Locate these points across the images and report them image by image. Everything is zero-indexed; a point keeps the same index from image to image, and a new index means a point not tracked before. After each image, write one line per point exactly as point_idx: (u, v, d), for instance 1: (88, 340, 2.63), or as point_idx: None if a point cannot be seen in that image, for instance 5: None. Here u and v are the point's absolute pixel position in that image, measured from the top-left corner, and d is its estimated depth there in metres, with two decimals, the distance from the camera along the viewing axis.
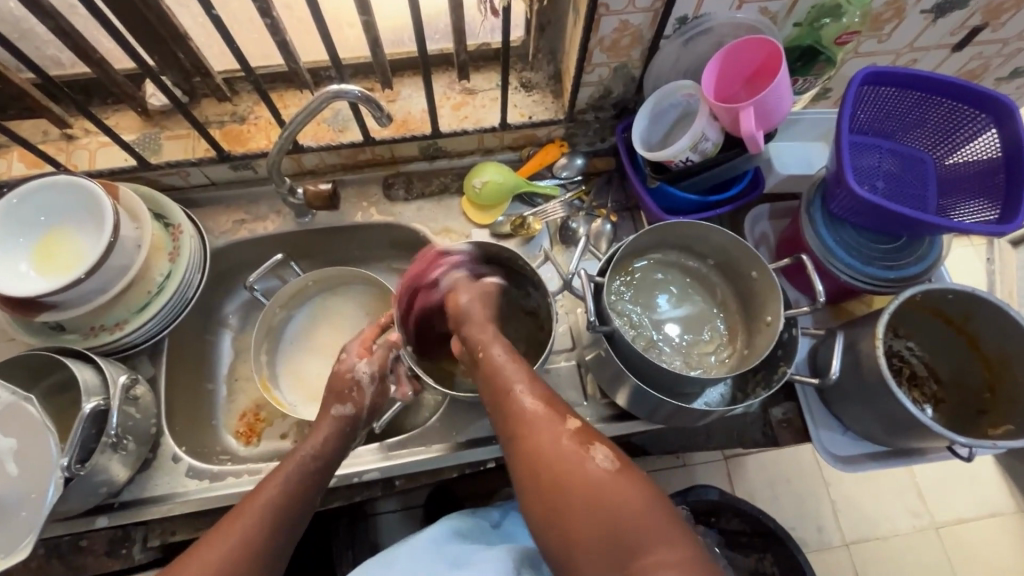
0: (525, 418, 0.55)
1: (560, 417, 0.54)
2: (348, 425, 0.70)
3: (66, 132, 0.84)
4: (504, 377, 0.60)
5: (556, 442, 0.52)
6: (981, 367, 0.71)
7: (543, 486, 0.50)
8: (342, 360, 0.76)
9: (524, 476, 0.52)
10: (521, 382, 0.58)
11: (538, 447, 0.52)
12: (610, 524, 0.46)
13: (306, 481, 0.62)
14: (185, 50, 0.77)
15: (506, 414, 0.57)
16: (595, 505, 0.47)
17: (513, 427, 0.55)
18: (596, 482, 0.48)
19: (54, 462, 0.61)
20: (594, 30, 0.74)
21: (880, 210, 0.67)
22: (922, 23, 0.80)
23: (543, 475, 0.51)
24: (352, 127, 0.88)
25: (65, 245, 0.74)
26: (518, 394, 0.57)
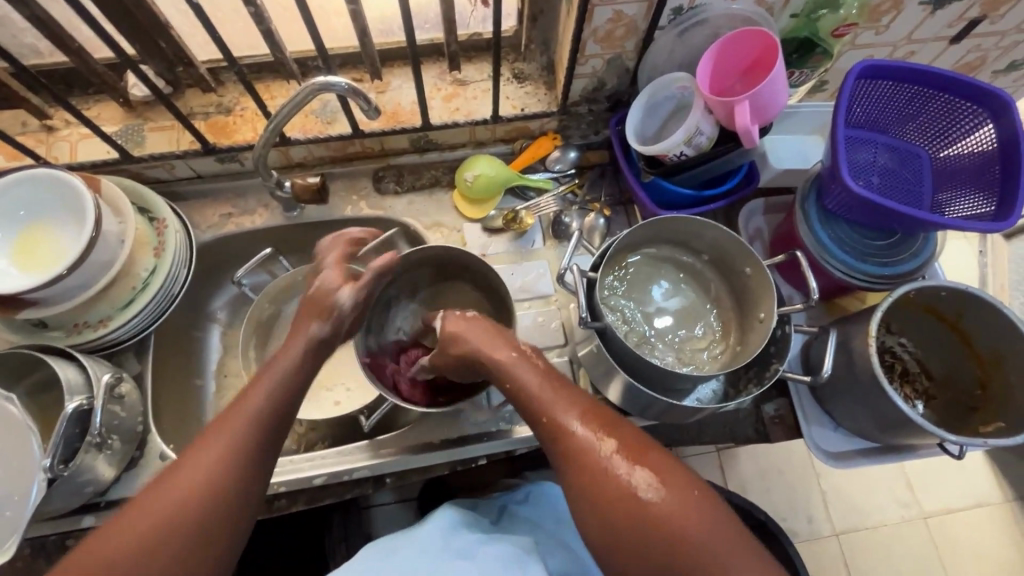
0: (575, 446, 0.56)
1: (608, 439, 0.55)
2: (323, 345, 0.67)
3: (46, 123, 0.82)
4: (542, 403, 0.59)
5: (612, 468, 0.54)
6: (974, 364, 0.71)
7: (602, 511, 0.53)
8: (322, 282, 0.70)
9: (585, 504, 0.54)
10: (561, 404, 0.59)
11: (597, 476, 0.54)
12: (679, 546, 0.50)
13: (241, 451, 0.56)
14: (167, 39, 0.75)
15: (553, 442, 0.58)
16: (662, 529, 0.51)
17: (561, 453, 0.57)
18: (657, 508, 0.51)
19: (37, 463, 0.60)
20: (587, 21, 0.72)
21: (875, 206, 0.67)
22: (920, 15, 0.79)
23: (601, 501, 0.53)
24: (340, 119, 0.86)
25: (44, 240, 0.72)
26: (562, 421, 0.58)
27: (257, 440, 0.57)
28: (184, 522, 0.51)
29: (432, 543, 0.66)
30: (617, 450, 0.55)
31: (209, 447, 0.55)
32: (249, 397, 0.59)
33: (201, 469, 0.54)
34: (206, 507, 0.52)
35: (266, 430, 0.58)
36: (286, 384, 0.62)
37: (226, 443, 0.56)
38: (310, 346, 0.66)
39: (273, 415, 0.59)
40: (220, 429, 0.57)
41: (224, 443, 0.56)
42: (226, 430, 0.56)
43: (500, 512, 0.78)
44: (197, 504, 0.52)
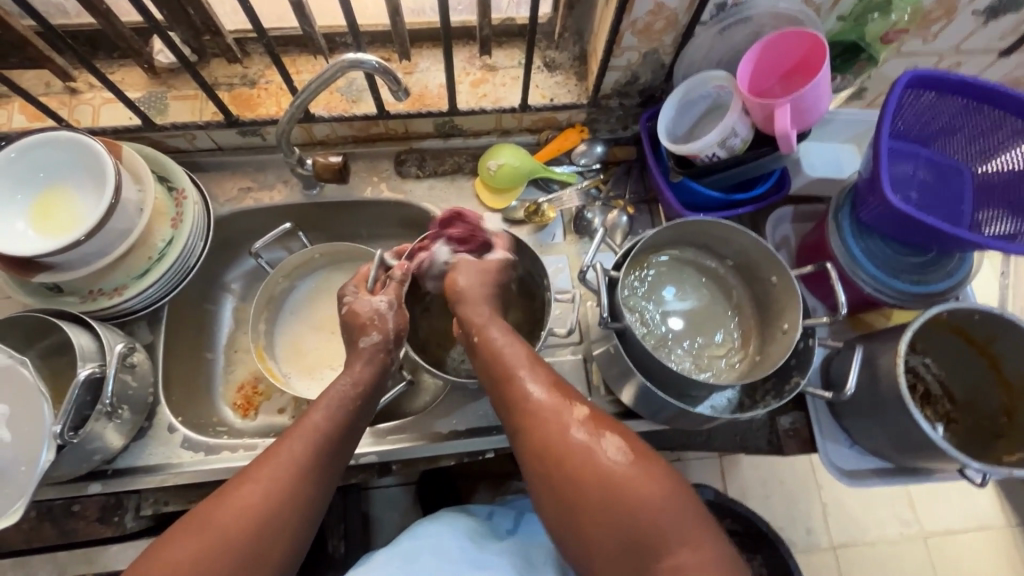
0: (533, 412, 0.57)
1: (570, 408, 0.56)
2: (377, 352, 0.68)
3: (69, 85, 0.81)
4: (503, 367, 0.61)
5: (564, 434, 0.54)
6: (1000, 389, 0.69)
7: (564, 484, 0.53)
8: (353, 301, 0.72)
9: (537, 465, 0.55)
10: (519, 368, 0.60)
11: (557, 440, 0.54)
12: (637, 520, 0.50)
13: (275, 499, 0.54)
14: (196, 6, 0.74)
15: (505, 408, 0.59)
16: (607, 494, 0.51)
17: (526, 421, 0.57)
18: (618, 477, 0.51)
19: (47, 428, 0.59)
20: (627, 12, 0.70)
21: (912, 222, 0.64)
22: (972, 24, 0.76)
23: (561, 470, 0.53)
24: (366, 99, 0.84)
25: (63, 204, 0.71)
26: (521, 384, 0.59)
27: (296, 498, 0.55)
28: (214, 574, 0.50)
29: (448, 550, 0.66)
30: (580, 419, 0.55)
31: (239, 494, 0.54)
32: (287, 443, 0.58)
33: (230, 519, 0.52)
34: (229, 552, 0.51)
35: (303, 482, 0.56)
36: (336, 424, 0.61)
37: (264, 491, 0.54)
38: (366, 360, 0.67)
39: (312, 470, 0.58)
40: (255, 475, 0.55)
41: (259, 495, 0.54)
42: (264, 480, 0.55)
43: (515, 521, 0.75)
44: (227, 554, 0.51)
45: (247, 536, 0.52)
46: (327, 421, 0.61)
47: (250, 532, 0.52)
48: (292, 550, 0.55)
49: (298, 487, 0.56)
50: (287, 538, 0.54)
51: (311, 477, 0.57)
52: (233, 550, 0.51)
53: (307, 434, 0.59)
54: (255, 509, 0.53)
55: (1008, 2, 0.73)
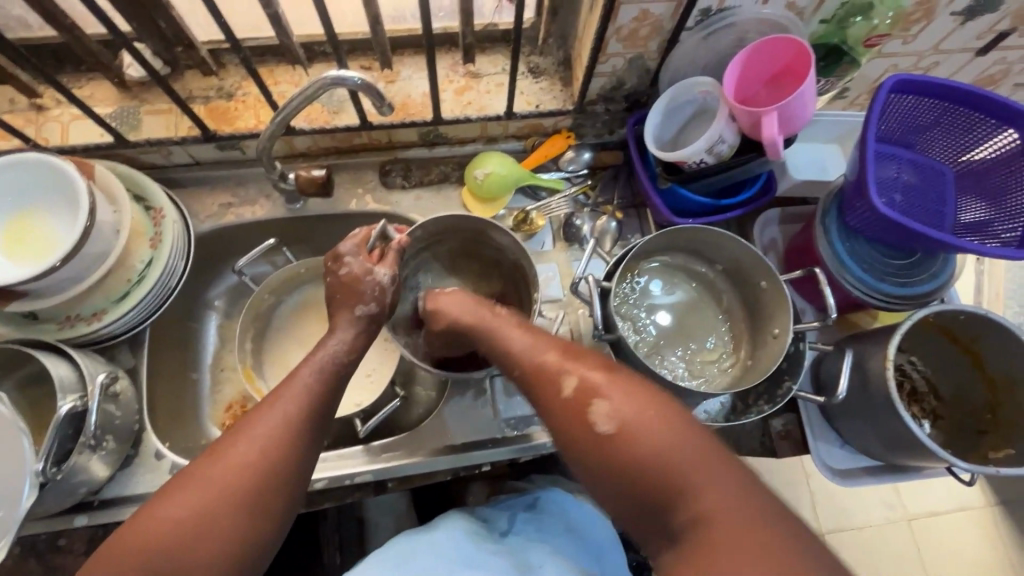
0: (535, 373, 0.56)
1: (572, 369, 0.54)
2: (369, 324, 0.68)
3: (35, 101, 0.77)
4: (530, 356, 0.58)
5: (573, 396, 0.52)
6: (984, 385, 0.70)
7: (569, 441, 0.52)
8: (353, 264, 0.69)
9: (558, 430, 0.53)
10: (538, 350, 0.58)
11: (569, 400, 0.52)
12: (645, 470, 0.47)
13: (272, 455, 0.53)
14: (168, 18, 0.71)
15: (542, 404, 0.55)
16: (622, 447, 0.49)
17: (530, 387, 0.56)
18: (622, 431, 0.49)
19: (28, 466, 0.57)
20: (612, 19, 0.69)
21: (897, 226, 0.65)
22: (950, 25, 0.77)
23: (565, 431, 0.52)
24: (348, 109, 0.82)
25: (34, 229, 0.69)
26: (531, 355, 0.58)
27: (291, 452, 0.54)
28: (216, 529, 0.49)
29: (434, 547, 0.66)
30: (585, 373, 0.53)
31: (232, 452, 0.52)
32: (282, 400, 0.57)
33: (224, 476, 0.51)
34: (228, 510, 0.50)
35: (297, 433, 0.56)
36: (323, 381, 0.61)
37: (260, 447, 0.53)
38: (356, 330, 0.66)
39: (307, 424, 0.57)
40: (249, 435, 0.54)
41: (253, 451, 0.53)
42: (252, 438, 0.54)
43: (510, 522, 0.76)
44: (227, 510, 0.50)
45: (242, 491, 0.51)
46: (314, 374, 0.60)
47: (247, 490, 0.51)
48: (293, 497, 0.54)
49: (293, 438, 0.55)
50: (287, 486, 0.54)
51: (306, 430, 0.57)
52: (229, 504, 0.50)
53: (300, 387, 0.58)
54: (247, 459, 0.52)
55: (985, 3, 0.74)
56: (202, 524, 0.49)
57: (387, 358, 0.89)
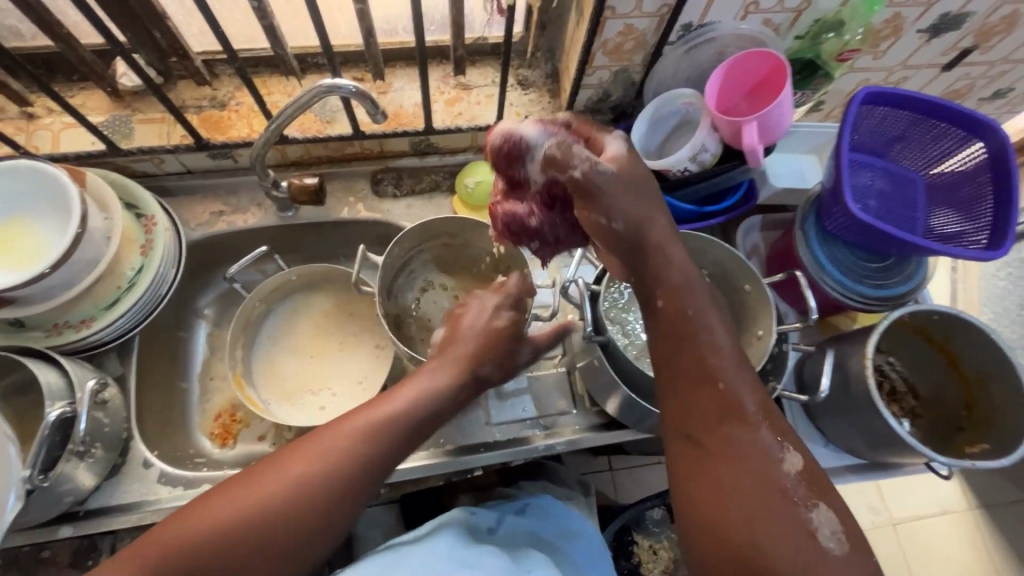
0: (704, 388, 0.51)
1: (750, 413, 0.50)
2: None
3: (27, 110, 0.78)
4: (738, 403, 0.50)
5: (737, 434, 0.49)
6: (959, 384, 0.73)
7: (699, 460, 0.49)
8: None
9: (686, 437, 0.50)
10: (719, 365, 0.52)
11: (711, 432, 0.49)
12: (773, 544, 0.45)
13: (317, 478, 0.53)
14: (164, 29, 0.72)
15: (699, 424, 0.50)
16: (762, 512, 0.46)
17: (691, 392, 0.51)
18: (774, 496, 0.46)
19: (14, 473, 0.57)
20: (598, 34, 0.71)
21: (872, 230, 0.68)
22: (916, 42, 0.82)
23: (705, 454, 0.49)
24: (341, 119, 0.84)
25: (24, 236, 0.69)
26: (714, 367, 0.52)
27: (337, 478, 0.54)
28: (253, 535, 0.51)
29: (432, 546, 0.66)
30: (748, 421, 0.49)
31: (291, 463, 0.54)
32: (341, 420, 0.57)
33: (282, 479, 0.53)
34: (265, 517, 0.51)
35: (351, 464, 0.54)
36: (401, 421, 0.57)
37: (312, 464, 0.53)
38: None
39: (362, 457, 0.55)
40: (309, 451, 0.54)
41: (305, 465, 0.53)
42: (309, 454, 0.54)
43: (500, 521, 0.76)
44: (270, 520, 0.51)
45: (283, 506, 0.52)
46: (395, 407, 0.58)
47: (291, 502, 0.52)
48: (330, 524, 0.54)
49: (345, 468, 0.54)
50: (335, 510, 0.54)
51: (363, 464, 0.55)
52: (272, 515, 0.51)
53: (365, 411, 0.57)
54: (299, 476, 0.53)
55: (948, 22, 0.78)
56: (244, 524, 0.51)
57: (378, 364, 0.89)
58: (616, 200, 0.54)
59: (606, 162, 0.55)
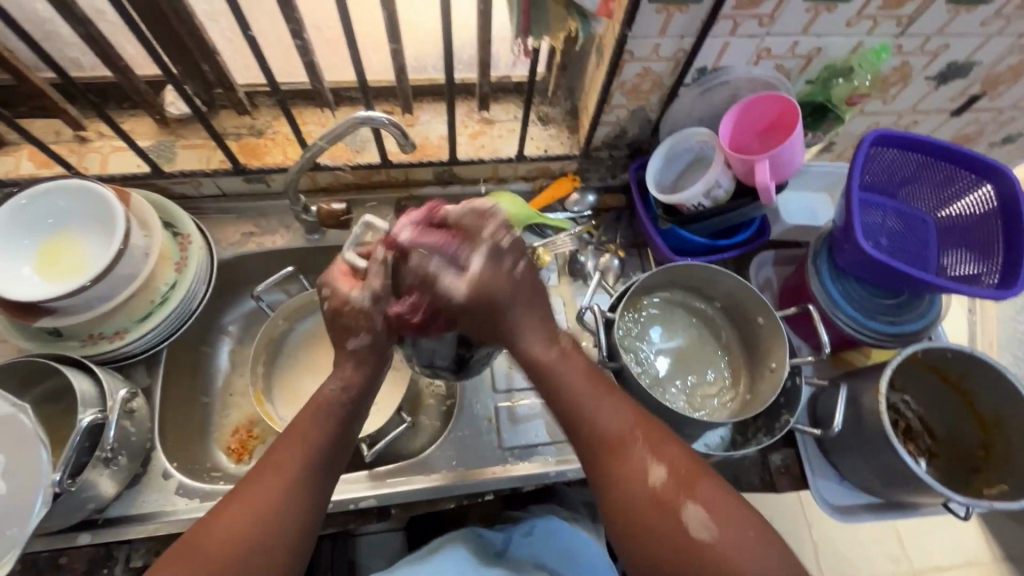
0: (613, 453, 0.56)
1: (656, 463, 0.55)
2: (366, 352, 0.62)
3: (80, 134, 0.83)
4: (636, 464, 0.55)
5: (652, 496, 0.53)
6: (975, 423, 0.72)
7: (627, 523, 0.54)
8: (335, 293, 0.63)
9: (613, 499, 0.55)
10: (615, 429, 0.57)
11: (628, 499, 0.54)
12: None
13: (266, 501, 0.54)
14: (213, 63, 0.78)
15: (613, 487, 0.55)
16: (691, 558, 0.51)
17: (607, 461, 0.56)
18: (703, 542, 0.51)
19: (44, 477, 0.59)
20: (617, 75, 0.75)
21: (885, 268, 0.70)
22: (925, 88, 0.85)
23: (628, 518, 0.54)
24: (369, 148, 0.88)
25: (69, 250, 0.73)
26: (602, 429, 0.57)
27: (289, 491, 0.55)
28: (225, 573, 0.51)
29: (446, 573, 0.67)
30: (656, 484, 0.54)
31: (238, 500, 0.54)
32: (297, 450, 0.58)
33: (232, 518, 0.53)
34: (234, 555, 0.52)
35: (291, 475, 0.56)
36: (327, 425, 0.60)
37: (259, 490, 0.55)
38: (356, 363, 0.62)
39: (305, 467, 0.57)
40: (251, 484, 0.55)
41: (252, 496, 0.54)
42: (251, 485, 0.55)
43: (505, 543, 0.77)
44: (237, 556, 0.52)
45: (244, 537, 0.52)
46: (318, 413, 0.60)
47: (249, 535, 0.53)
48: (303, 534, 0.55)
49: (288, 481, 0.56)
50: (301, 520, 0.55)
51: (303, 475, 0.57)
52: (237, 551, 0.52)
53: (295, 435, 0.59)
54: (247, 507, 0.54)
55: (955, 70, 0.81)
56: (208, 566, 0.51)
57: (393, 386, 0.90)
58: (518, 317, 0.61)
59: (466, 281, 0.59)
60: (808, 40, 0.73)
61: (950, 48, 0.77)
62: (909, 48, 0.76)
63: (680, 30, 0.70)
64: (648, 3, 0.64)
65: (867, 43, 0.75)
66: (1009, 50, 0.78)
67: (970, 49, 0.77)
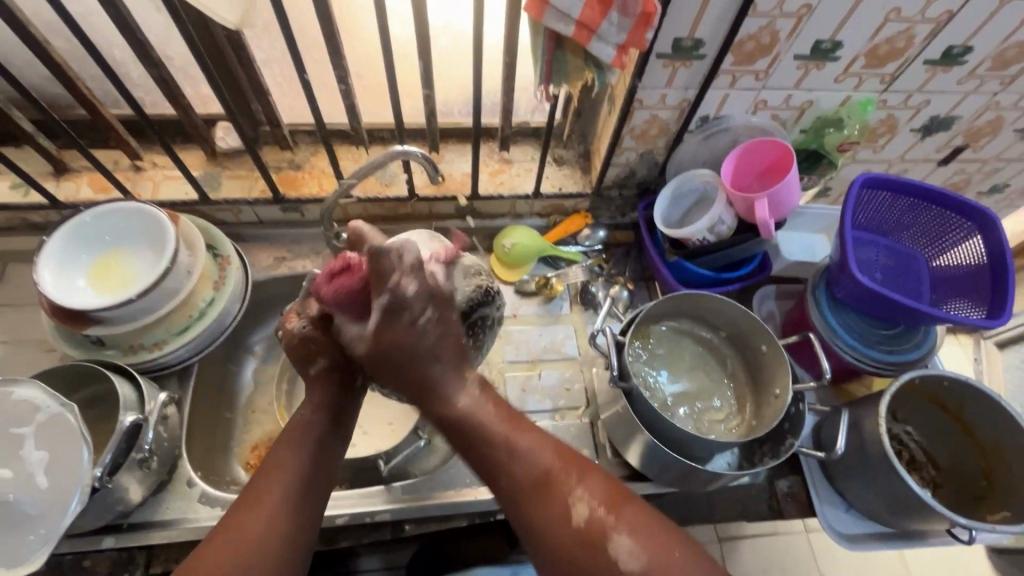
0: (535, 487, 0.57)
1: (581, 487, 0.57)
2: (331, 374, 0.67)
3: (137, 163, 0.91)
4: (550, 471, 0.58)
5: (573, 523, 0.55)
6: (976, 451, 0.75)
7: (553, 557, 0.55)
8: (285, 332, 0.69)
9: (534, 532, 0.56)
10: (533, 457, 0.58)
11: (554, 528, 0.55)
12: None
13: (274, 501, 0.58)
14: (263, 103, 0.86)
15: (529, 519, 0.57)
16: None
17: (509, 493, 0.58)
18: (624, 565, 0.53)
19: (85, 474, 0.62)
20: (628, 121, 0.83)
21: (879, 298, 0.74)
22: (911, 139, 0.92)
23: (550, 553, 0.55)
24: (398, 183, 0.96)
25: (121, 266, 0.79)
26: (517, 453, 0.59)
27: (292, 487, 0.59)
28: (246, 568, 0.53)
29: None
30: (575, 507, 0.56)
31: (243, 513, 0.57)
32: (275, 476, 0.59)
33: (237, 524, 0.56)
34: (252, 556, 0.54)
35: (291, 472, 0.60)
36: (320, 428, 0.63)
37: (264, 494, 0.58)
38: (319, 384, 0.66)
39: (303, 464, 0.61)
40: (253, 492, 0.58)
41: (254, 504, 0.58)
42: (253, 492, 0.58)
43: None
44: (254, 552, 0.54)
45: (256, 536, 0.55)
46: (310, 412, 0.64)
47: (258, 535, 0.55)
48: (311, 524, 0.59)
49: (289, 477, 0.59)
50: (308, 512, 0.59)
51: (302, 470, 0.60)
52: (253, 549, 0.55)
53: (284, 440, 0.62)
54: (256, 511, 0.57)
55: (938, 123, 0.89)
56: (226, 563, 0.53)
57: (408, 408, 0.94)
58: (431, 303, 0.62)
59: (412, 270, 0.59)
60: (801, 93, 0.81)
61: (931, 103, 0.85)
62: (893, 103, 0.84)
63: (684, 83, 0.78)
64: (656, 58, 0.73)
65: (854, 96, 0.83)
66: (986, 106, 0.86)
67: (949, 104, 0.85)
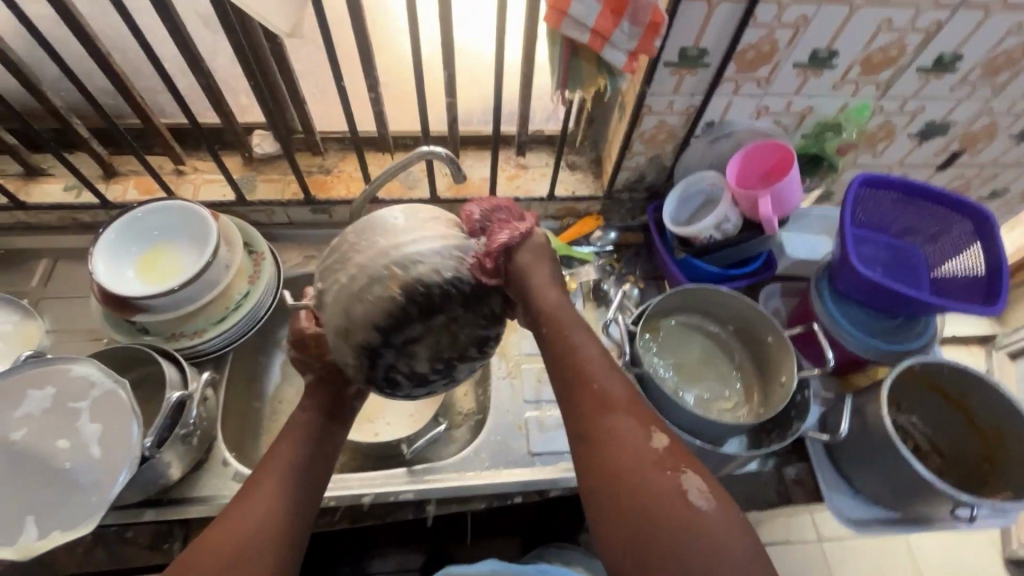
0: (600, 419, 0.52)
1: (654, 428, 0.52)
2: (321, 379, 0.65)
3: (180, 168, 0.98)
4: (617, 398, 0.53)
5: (641, 459, 0.50)
6: (977, 437, 0.78)
7: (602, 471, 0.50)
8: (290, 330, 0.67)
9: (590, 451, 0.52)
10: (606, 378, 0.54)
11: (612, 451, 0.51)
12: (684, 536, 0.47)
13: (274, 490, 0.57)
14: (299, 111, 0.93)
15: (591, 438, 0.52)
16: (680, 519, 0.47)
17: (583, 410, 0.53)
18: (695, 511, 0.48)
19: (135, 444, 0.67)
20: (637, 126, 0.89)
21: (879, 289, 0.78)
22: (909, 144, 0.97)
23: (605, 468, 0.50)
24: (420, 186, 1.02)
25: (166, 259, 0.85)
26: (593, 378, 0.54)
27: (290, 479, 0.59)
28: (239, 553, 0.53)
29: None
30: (642, 448, 0.50)
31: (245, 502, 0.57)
32: (275, 463, 0.60)
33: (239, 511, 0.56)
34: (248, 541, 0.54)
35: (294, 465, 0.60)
36: (316, 426, 0.64)
37: (263, 483, 0.58)
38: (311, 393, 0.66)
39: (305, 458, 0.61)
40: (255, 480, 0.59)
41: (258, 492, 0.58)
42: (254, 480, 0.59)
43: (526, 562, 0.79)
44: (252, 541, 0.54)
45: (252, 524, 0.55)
46: (310, 410, 0.65)
47: (255, 524, 0.55)
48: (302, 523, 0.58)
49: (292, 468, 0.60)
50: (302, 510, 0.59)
51: (303, 461, 0.61)
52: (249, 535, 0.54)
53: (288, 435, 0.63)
54: (258, 496, 0.57)
55: (934, 128, 0.93)
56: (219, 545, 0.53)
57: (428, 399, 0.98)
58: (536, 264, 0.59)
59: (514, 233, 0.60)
60: (801, 100, 0.86)
61: (926, 109, 0.89)
62: (889, 109, 0.89)
63: (691, 90, 0.83)
64: (664, 67, 0.78)
65: (851, 102, 0.88)
66: (980, 111, 0.91)
67: (944, 110, 0.90)
